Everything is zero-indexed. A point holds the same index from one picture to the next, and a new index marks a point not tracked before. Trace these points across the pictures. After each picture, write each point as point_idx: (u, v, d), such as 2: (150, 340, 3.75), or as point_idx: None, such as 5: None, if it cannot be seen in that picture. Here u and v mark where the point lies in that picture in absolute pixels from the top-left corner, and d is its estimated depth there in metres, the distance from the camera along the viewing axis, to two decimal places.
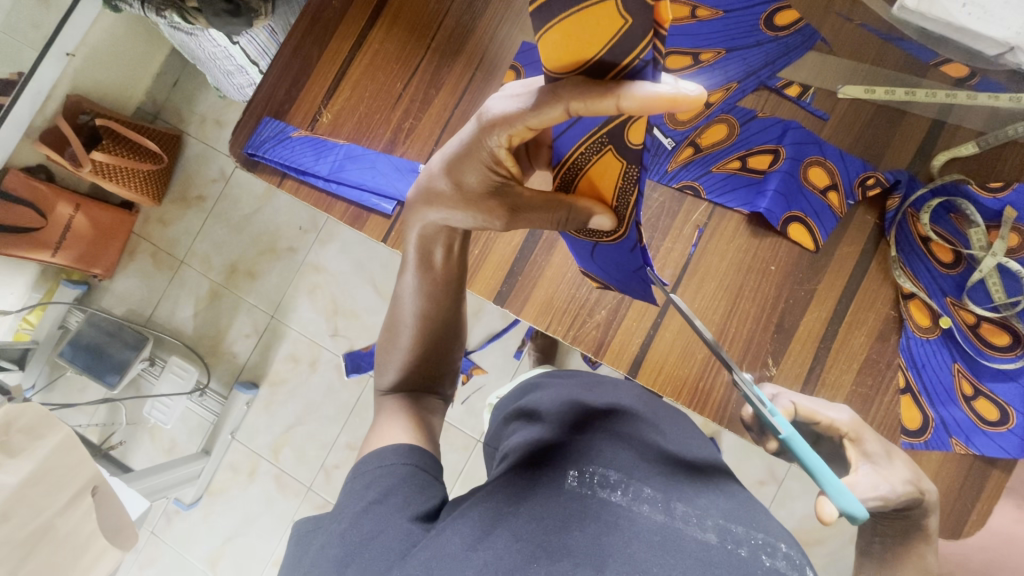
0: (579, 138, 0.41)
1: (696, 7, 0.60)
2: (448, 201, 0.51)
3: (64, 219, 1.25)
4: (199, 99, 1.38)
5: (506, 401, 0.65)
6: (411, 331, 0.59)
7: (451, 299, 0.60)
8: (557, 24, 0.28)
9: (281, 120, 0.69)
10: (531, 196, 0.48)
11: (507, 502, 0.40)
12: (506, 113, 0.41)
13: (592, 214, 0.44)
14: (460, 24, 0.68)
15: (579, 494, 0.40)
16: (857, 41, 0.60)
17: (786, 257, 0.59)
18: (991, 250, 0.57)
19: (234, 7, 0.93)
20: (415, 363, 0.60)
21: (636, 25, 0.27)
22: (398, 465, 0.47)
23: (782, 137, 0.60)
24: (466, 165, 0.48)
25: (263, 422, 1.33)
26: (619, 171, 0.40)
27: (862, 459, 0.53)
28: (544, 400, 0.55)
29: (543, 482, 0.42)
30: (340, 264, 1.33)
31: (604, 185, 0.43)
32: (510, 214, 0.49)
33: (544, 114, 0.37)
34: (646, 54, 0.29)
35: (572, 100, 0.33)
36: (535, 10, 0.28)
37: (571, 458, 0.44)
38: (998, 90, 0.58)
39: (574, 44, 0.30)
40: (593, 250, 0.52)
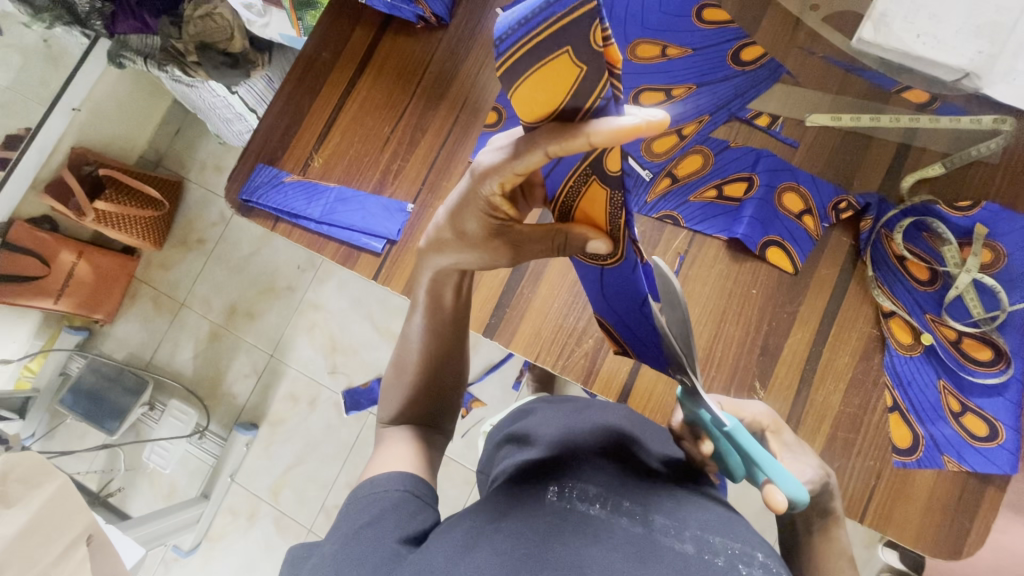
0: (565, 173, 0.42)
1: (666, 46, 0.61)
2: (452, 246, 0.52)
3: (67, 266, 1.28)
4: (199, 147, 1.44)
5: (498, 429, 0.65)
6: (414, 373, 0.60)
7: (458, 335, 0.60)
8: (526, 79, 0.32)
9: (275, 166, 0.72)
10: (531, 231, 0.48)
11: (489, 519, 0.40)
12: (493, 166, 0.41)
13: (588, 240, 0.43)
14: (444, 70, 0.71)
15: (559, 508, 0.40)
16: (822, 71, 0.63)
17: (767, 280, 0.61)
18: (965, 266, 0.58)
19: (232, 60, 1.05)
20: (416, 397, 0.60)
21: (591, 71, 0.29)
22: (392, 491, 0.48)
23: (755, 165, 0.62)
24: (465, 214, 0.49)
25: (262, 463, 1.32)
26: (606, 198, 0.39)
27: (783, 449, 0.53)
28: (533, 426, 0.56)
29: (525, 498, 0.42)
30: (337, 302, 1.35)
31: (596, 213, 0.42)
32: (514, 251, 0.51)
33: (526, 162, 0.38)
34: (606, 92, 0.30)
35: (549, 144, 0.35)
36: (504, 71, 0.32)
37: (553, 475, 0.44)
38: (959, 113, 0.60)
39: (543, 94, 0.33)
40: (601, 281, 0.48)
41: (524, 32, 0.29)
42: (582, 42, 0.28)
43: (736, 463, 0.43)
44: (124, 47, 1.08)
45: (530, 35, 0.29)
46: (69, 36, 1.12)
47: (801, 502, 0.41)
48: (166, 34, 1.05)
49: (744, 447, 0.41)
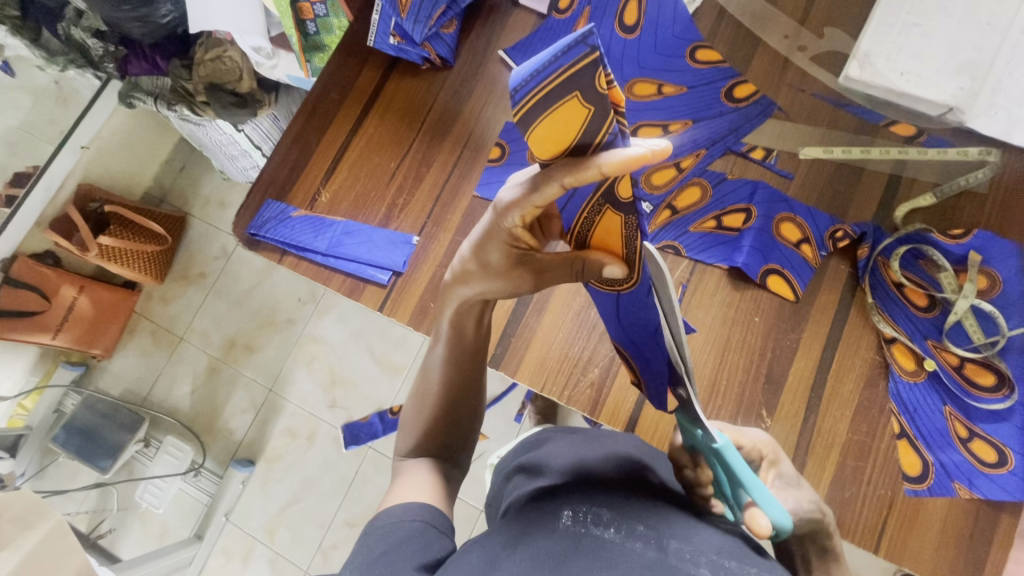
0: (580, 204, 0.43)
1: (662, 85, 0.67)
2: (476, 277, 0.53)
3: (67, 301, 1.29)
4: (203, 183, 1.46)
5: (509, 458, 0.65)
6: (433, 400, 0.59)
7: (469, 367, 0.59)
8: (538, 123, 0.33)
9: (283, 201, 0.73)
10: (550, 258, 0.50)
11: (504, 545, 0.41)
12: (513, 201, 0.42)
13: (604, 264, 0.45)
14: (448, 107, 0.74)
15: (573, 533, 0.40)
16: (811, 108, 0.66)
17: (769, 308, 0.61)
18: (962, 292, 0.59)
19: (240, 100, 1.09)
20: (429, 430, 0.58)
21: (597, 112, 0.31)
22: (408, 521, 0.47)
23: (752, 197, 0.64)
24: (488, 245, 0.50)
25: (259, 501, 1.29)
26: (620, 225, 0.41)
27: (776, 476, 0.52)
28: (546, 455, 0.56)
29: (540, 523, 0.42)
30: (337, 335, 1.35)
31: (611, 239, 0.44)
32: (537, 277, 0.52)
33: (544, 193, 0.39)
34: (614, 127, 0.32)
35: (564, 177, 0.36)
36: (519, 118, 0.33)
37: (567, 500, 0.44)
38: (945, 145, 0.62)
39: (554, 134, 0.34)
40: (618, 307, 0.49)
41: (535, 84, 0.30)
42: (589, 87, 0.30)
43: (725, 482, 0.42)
44: (135, 88, 1.14)
45: (541, 85, 0.30)
46: (81, 78, 1.17)
47: (785, 530, 0.40)
48: (176, 76, 1.09)
49: (732, 467, 0.40)
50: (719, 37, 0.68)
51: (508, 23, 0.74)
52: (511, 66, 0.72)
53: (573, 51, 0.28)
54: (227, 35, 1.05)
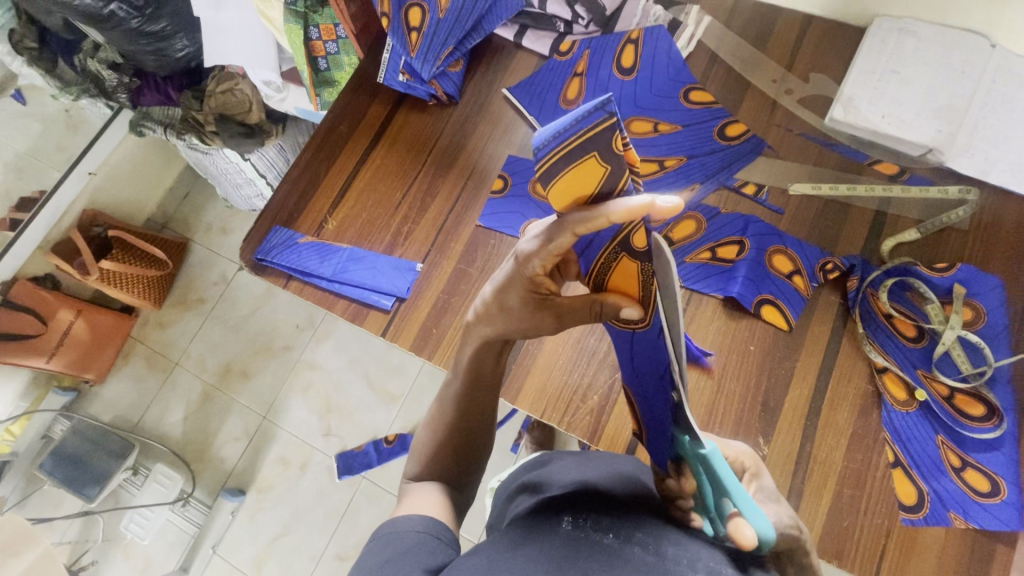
0: (598, 250, 0.44)
1: (658, 123, 0.70)
2: (495, 320, 0.56)
3: (64, 324, 1.29)
4: (206, 210, 1.49)
5: (512, 480, 0.66)
6: (435, 422, 0.60)
7: (471, 393, 0.60)
8: (559, 178, 0.38)
9: (290, 228, 0.75)
10: (571, 302, 0.52)
11: (506, 546, 0.42)
12: (531, 253, 0.46)
13: (621, 307, 0.45)
14: (453, 142, 0.77)
15: (574, 536, 0.41)
16: (799, 146, 0.69)
17: (763, 337, 0.63)
18: (949, 323, 0.60)
19: (248, 130, 1.12)
20: (433, 455, 0.58)
21: (614, 169, 0.36)
22: (410, 532, 0.47)
23: (745, 230, 0.66)
24: (510, 290, 0.53)
25: (248, 533, 1.27)
26: (637, 269, 0.41)
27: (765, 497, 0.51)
28: (548, 475, 0.58)
29: (542, 528, 0.43)
30: (334, 361, 1.35)
31: (628, 282, 0.44)
32: (558, 319, 0.54)
33: (556, 241, 0.42)
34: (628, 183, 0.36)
35: (576, 226, 0.39)
36: (542, 171, 0.37)
37: (568, 508, 0.46)
38: (927, 183, 0.65)
39: (575, 189, 0.38)
40: (631, 346, 0.47)
41: (555, 145, 0.35)
42: (605, 147, 0.34)
43: (709, 492, 0.41)
44: (145, 118, 1.16)
45: (561, 146, 0.35)
46: (93, 107, 1.21)
47: (770, 543, 0.38)
48: (188, 106, 1.13)
49: (719, 476, 0.39)
50: (712, 79, 0.73)
51: (510, 64, 0.78)
52: (514, 103, 0.76)
53: (591, 117, 0.33)
54: (239, 69, 1.09)
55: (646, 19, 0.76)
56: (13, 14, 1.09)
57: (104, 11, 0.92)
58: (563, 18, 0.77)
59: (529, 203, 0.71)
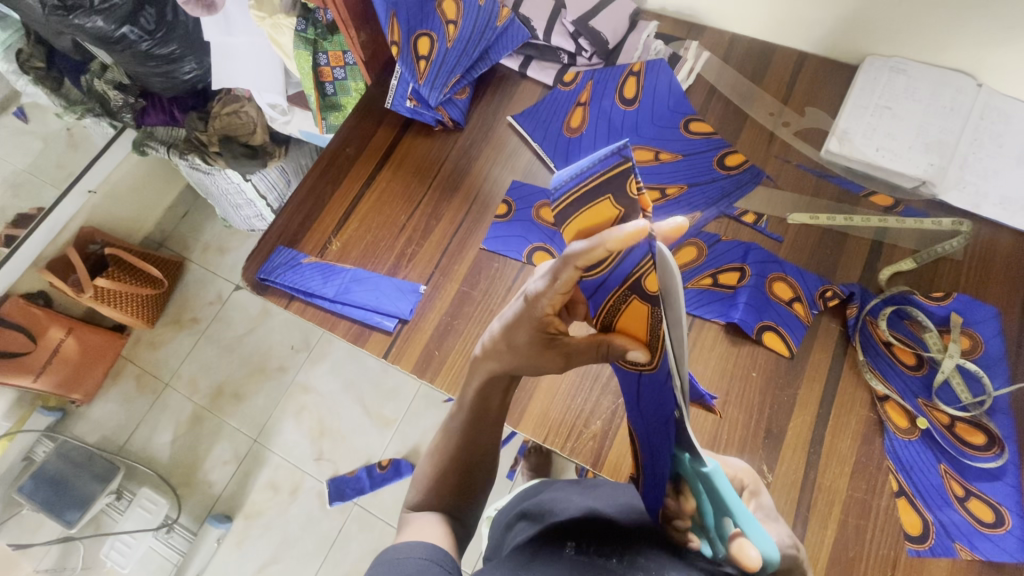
0: (609, 292, 0.46)
1: (659, 152, 0.72)
2: (506, 357, 0.55)
3: (53, 343, 1.27)
4: (204, 229, 1.48)
5: (513, 504, 0.67)
6: (438, 444, 0.60)
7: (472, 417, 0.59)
8: (579, 216, 0.43)
9: (294, 248, 0.75)
10: (579, 341, 0.52)
11: (510, 570, 0.43)
12: (539, 290, 0.49)
13: (628, 349, 0.45)
14: (458, 166, 0.78)
15: (576, 561, 0.43)
16: (797, 177, 0.71)
17: (765, 363, 0.64)
18: (947, 351, 0.61)
19: (252, 151, 1.14)
20: (433, 479, 0.57)
21: (629, 213, 0.39)
22: (412, 558, 0.46)
23: (746, 257, 0.67)
24: (518, 328, 0.53)
25: (233, 562, 1.23)
26: (647, 313, 0.42)
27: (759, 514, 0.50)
28: (552, 500, 0.59)
29: (546, 551, 0.45)
30: (328, 384, 1.33)
31: (636, 324, 0.45)
32: (565, 359, 0.54)
33: (561, 276, 0.45)
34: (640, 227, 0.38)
35: (576, 258, 0.42)
36: (561, 209, 0.44)
37: (570, 533, 0.47)
38: (921, 215, 0.67)
39: (595, 225, 0.43)
40: (639, 392, 0.47)
41: (574, 184, 0.41)
42: (621, 191, 0.38)
43: (710, 508, 0.39)
44: (149, 137, 1.19)
45: (580, 184, 0.41)
46: (95, 126, 1.22)
47: (774, 564, 0.37)
48: (192, 127, 1.14)
49: (721, 493, 0.37)
50: (711, 111, 0.75)
51: (516, 93, 0.80)
52: (519, 130, 0.78)
53: (609, 161, 0.38)
54: (246, 92, 1.11)
55: (647, 53, 0.78)
56: (20, 33, 1.10)
57: (115, 33, 0.94)
58: (566, 51, 0.79)
59: (533, 227, 0.72)
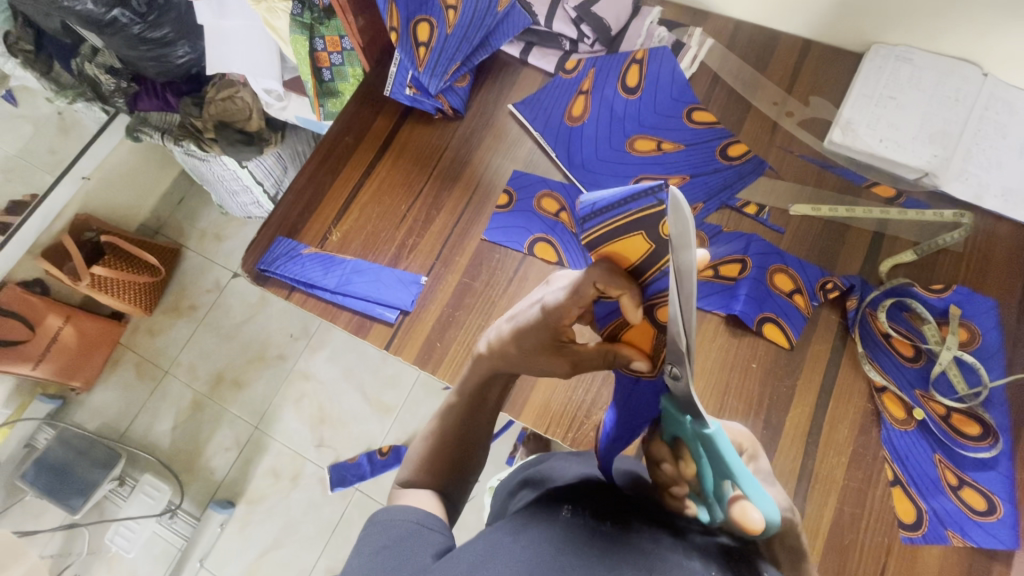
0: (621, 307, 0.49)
1: (661, 142, 0.72)
2: (513, 360, 0.55)
3: (52, 330, 1.27)
4: (200, 216, 1.48)
5: (513, 476, 0.67)
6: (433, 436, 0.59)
7: (476, 408, 0.59)
8: (604, 248, 0.44)
9: (293, 239, 0.75)
10: (587, 350, 0.53)
11: (509, 532, 0.43)
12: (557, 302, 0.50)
13: (631, 360, 0.48)
14: (458, 155, 0.77)
15: (572, 524, 0.42)
16: (800, 168, 0.71)
17: (765, 354, 0.64)
18: (945, 344, 0.62)
19: (247, 138, 1.12)
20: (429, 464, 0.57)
21: (657, 251, 0.40)
22: (404, 520, 0.47)
23: (747, 249, 0.67)
24: (529, 333, 0.54)
25: (237, 546, 1.24)
26: (654, 334, 0.45)
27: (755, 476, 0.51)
28: (551, 469, 0.58)
29: (543, 514, 0.45)
30: (329, 371, 1.34)
31: (643, 339, 0.48)
32: (573, 366, 0.55)
33: (580, 291, 0.47)
34: (663, 269, 0.41)
35: (597, 279, 0.45)
36: (587, 241, 0.44)
37: (568, 498, 0.47)
38: (923, 206, 0.67)
39: (620, 256, 0.44)
40: (632, 391, 0.50)
41: (605, 217, 0.41)
42: (653, 229, 0.39)
43: (711, 474, 0.41)
44: (143, 123, 1.17)
45: (612, 219, 0.41)
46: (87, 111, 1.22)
47: (775, 525, 0.39)
48: (187, 114, 1.12)
49: (724, 458, 0.39)
50: (714, 100, 0.74)
51: (517, 81, 0.79)
52: (520, 119, 0.77)
53: (642, 201, 0.39)
54: (240, 77, 1.09)
55: (650, 40, 0.77)
56: (8, 15, 1.08)
57: (105, 16, 0.92)
58: (568, 37, 0.78)
59: (535, 219, 0.71)
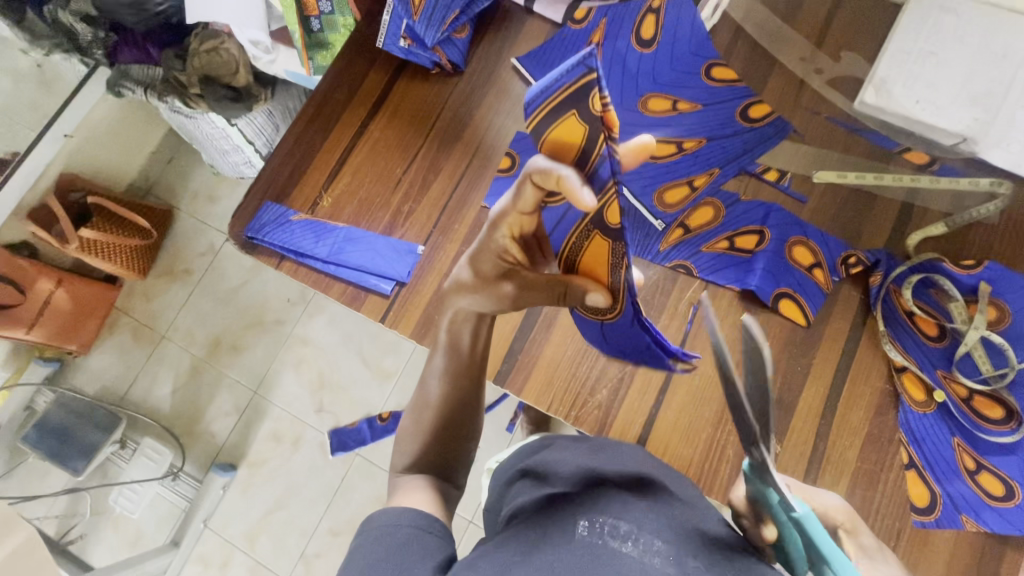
0: (573, 225, 0.47)
1: (676, 101, 0.65)
2: (466, 287, 0.54)
3: (43, 295, 1.23)
4: (191, 176, 1.42)
5: (512, 459, 0.65)
6: (433, 412, 0.57)
7: (474, 376, 0.58)
8: (546, 137, 0.40)
9: (282, 204, 0.70)
10: (536, 278, 0.52)
11: (521, 550, 0.41)
12: (502, 210, 0.48)
13: (588, 292, 0.47)
14: (458, 115, 0.72)
15: (590, 543, 0.40)
16: (826, 132, 0.65)
17: (780, 332, 0.61)
18: (973, 323, 0.58)
19: (236, 94, 1.05)
20: (430, 443, 0.56)
21: (592, 132, 0.36)
22: (402, 527, 0.45)
23: (766, 219, 0.63)
24: (481, 256, 0.53)
25: (240, 508, 1.26)
26: (608, 248, 0.43)
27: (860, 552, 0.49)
28: (555, 461, 0.55)
29: (558, 529, 0.42)
30: (327, 336, 1.32)
31: (599, 267, 0.46)
32: (517, 294, 0.52)
33: (522, 196, 0.45)
34: (604, 150, 0.36)
35: (533, 173, 0.42)
36: (531, 127, 0.40)
37: (580, 508, 0.44)
38: (957, 174, 0.62)
39: (563, 144, 0.39)
40: (602, 330, 0.53)
41: (545, 97, 0.37)
42: (585, 106, 0.35)
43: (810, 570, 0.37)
44: (124, 76, 1.10)
45: (551, 97, 0.37)
46: (65, 62, 1.14)
47: None
48: (170, 66, 1.04)
49: (813, 540, 0.36)
50: (736, 55, 0.68)
51: (521, 33, 0.73)
52: (524, 75, 0.71)
53: (575, 72, 0.34)
54: (225, 27, 1.00)
55: None
56: None
57: None
58: None
59: None
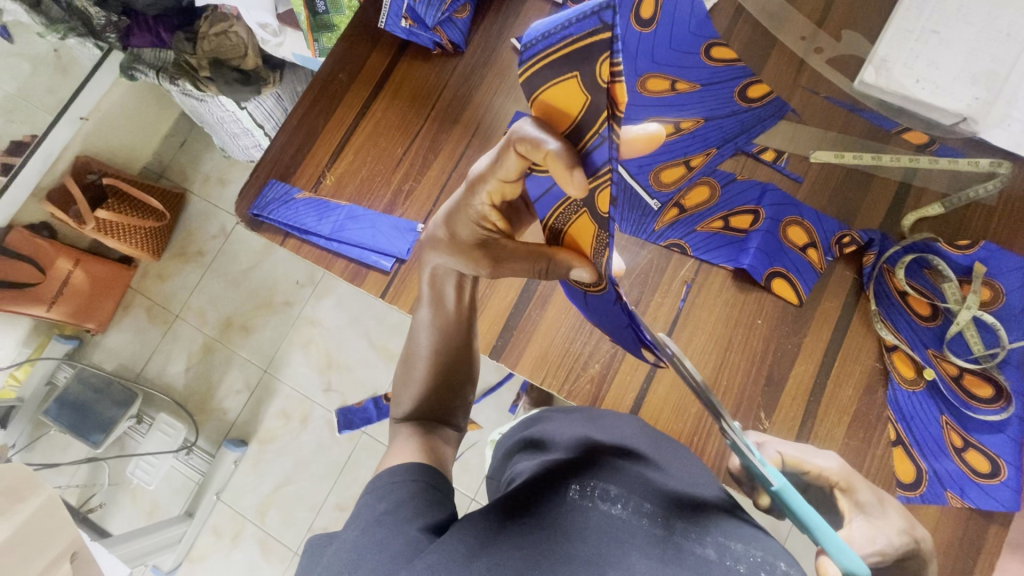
0: (560, 198, 0.46)
1: (676, 80, 0.54)
2: (445, 247, 0.57)
3: (63, 274, 1.28)
4: (203, 160, 1.45)
5: (511, 433, 0.67)
6: (424, 367, 0.61)
7: (462, 334, 0.61)
8: (542, 93, 0.38)
9: (287, 182, 0.72)
10: (515, 248, 0.53)
11: (514, 510, 0.42)
12: (485, 171, 0.49)
13: (572, 267, 0.47)
14: (458, 95, 0.73)
15: (580, 506, 0.42)
16: (824, 113, 0.63)
17: (772, 311, 0.63)
18: (965, 303, 0.59)
19: (245, 77, 1.07)
20: (426, 395, 0.61)
21: (593, 103, 0.34)
22: (408, 482, 0.49)
23: (761, 199, 0.64)
24: (459, 221, 0.55)
25: (250, 482, 1.30)
26: (593, 230, 0.43)
27: (855, 510, 0.53)
28: (552, 431, 0.57)
29: (550, 491, 0.44)
30: (335, 318, 1.34)
31: (583, 241, 0.47)
32: (494, 262, 0.55)
33: (506, 163, 0.46)
34: (603, 131, 0.35)
35: (521, 141, 0.42)
36: (525, 81, 0.38)
37: (572, 473, 0.46)
38: (956, 155, 0.59)
39: (562, 107, 0.38)
40: (587, 297, 0.53)
41: (545, 45, 0.34)
42: (590, 71, 0.33)
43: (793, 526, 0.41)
44: (136, 61, 1.08)
45: (551, 46, 0.34)
46: (81, 48, 1.12)
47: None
48: (180, 49, 1.06)
49: (794, 510, 0.40)
50: (736, 35, 0.66)
51: (522, 12, 0.73)
52: None
53: (585, 23, 0.31)
54: (234, 10, 1.03)
55: None
56: None
57: None
58: None
59: None
